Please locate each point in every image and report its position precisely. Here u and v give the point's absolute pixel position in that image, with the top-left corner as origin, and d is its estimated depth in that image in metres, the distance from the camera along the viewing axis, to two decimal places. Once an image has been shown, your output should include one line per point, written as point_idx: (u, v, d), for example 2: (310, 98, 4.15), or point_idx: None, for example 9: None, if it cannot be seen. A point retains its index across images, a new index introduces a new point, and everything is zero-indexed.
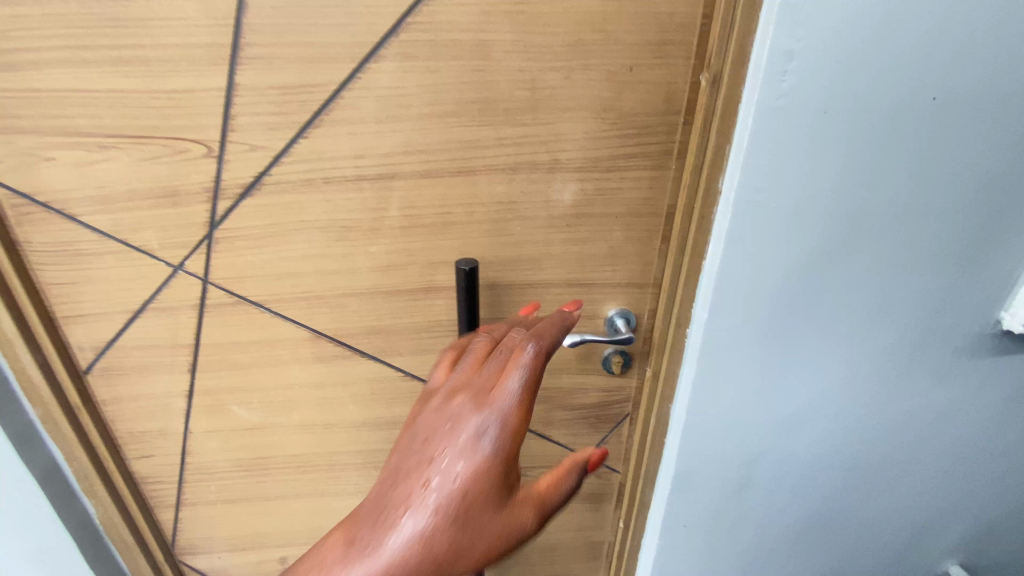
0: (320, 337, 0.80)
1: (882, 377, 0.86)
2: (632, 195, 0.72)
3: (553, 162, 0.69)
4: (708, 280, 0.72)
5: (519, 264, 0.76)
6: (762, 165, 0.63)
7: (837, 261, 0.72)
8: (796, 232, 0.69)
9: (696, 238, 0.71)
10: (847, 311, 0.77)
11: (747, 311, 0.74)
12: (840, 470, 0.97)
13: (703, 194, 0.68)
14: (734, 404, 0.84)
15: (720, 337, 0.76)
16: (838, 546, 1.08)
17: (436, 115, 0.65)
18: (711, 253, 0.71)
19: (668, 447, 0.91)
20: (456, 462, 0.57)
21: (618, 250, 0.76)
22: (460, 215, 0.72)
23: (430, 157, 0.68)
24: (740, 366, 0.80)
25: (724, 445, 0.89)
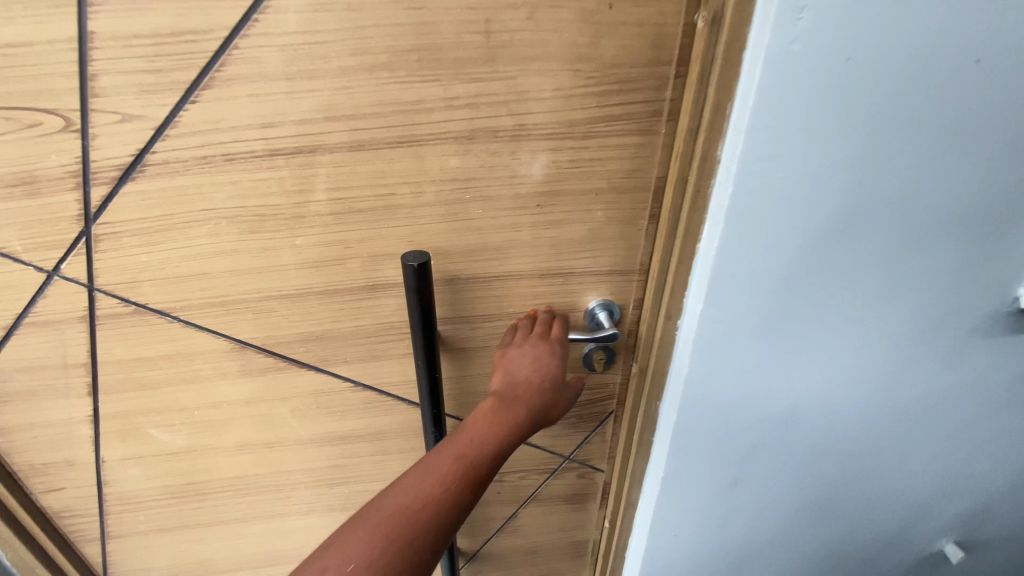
0: (246, 348, 0.67)
1: (887, 364, 0.78)
2: (615, 166, 0.60)
3: (518, 128, 0.56)
4: (702, 267, 0.61)
5: (483, 253, 0.64)
6: (769, 128, 0.52)
7: (847, 242, 0.63)
8: (806, 208, 0.58)
9: (689, 216, 0.60)
10: (854, 296, 0.69)
11: (747, 300, 0.64)
12: (837, 459, 0.90)
13: (700, 164, 0.57)
14: (728, 403, 0.75)
15: (717, 331, 0.66)
16: (829, 530, 1.03)
17: (364, 70, 0.51)
18: (707, 235, 0.60)
19: (656, 448, 0.82)
20: (540, 365, 0.64)
21: (599, 232, 0.65)
22: (405, 198, 0.58)
23: (361, 125, 0.53)
24: (736, 361, 0.71)
25: (716, 444, 0.81)
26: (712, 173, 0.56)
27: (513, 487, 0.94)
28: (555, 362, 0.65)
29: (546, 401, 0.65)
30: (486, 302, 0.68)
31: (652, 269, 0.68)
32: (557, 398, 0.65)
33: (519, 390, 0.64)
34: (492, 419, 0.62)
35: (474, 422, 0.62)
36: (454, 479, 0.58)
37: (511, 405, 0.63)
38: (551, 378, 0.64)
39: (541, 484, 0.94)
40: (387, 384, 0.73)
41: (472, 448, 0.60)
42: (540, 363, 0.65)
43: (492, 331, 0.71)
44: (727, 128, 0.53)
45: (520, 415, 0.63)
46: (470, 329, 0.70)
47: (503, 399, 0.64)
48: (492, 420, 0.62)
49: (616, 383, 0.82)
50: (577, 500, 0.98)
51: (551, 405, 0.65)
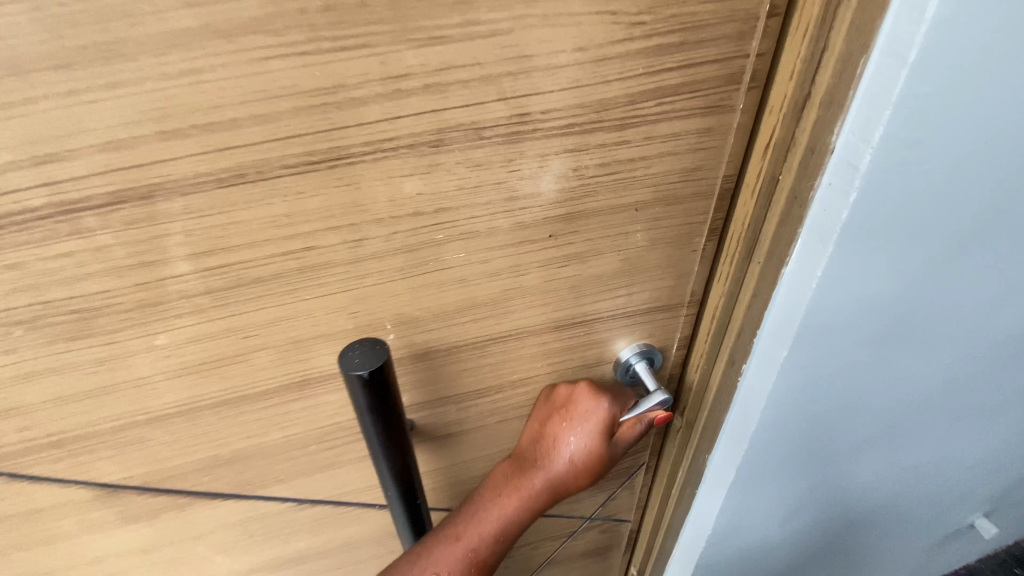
0: (119, 492, 0.43)
1: (1000, 388, 0.58)
2: (663, 167, 0.38)
3: (518, 120, 0.33)
4: (786, 309, 0.40)
5: (470, 312, 0.42)
6: (931, 104, 0.28)
7: (1001, 256, 0.40)
8: (959, 220, 0.35)
9: (776, 233, 0.39)
10: (987, 322, 0.47)
11: (843, 353, 0.43)
12: (916, 490, 0.72)
13: (802, 157, 0.35)
14: (797, 462, 0.56)
15: (794, 394, 0.46)
16: (890, 551, 0.88)
17: (221, 36, 0.26)
18: (798, 262, 0.38)
19: (698, 508, 0.63)
20: (571, 429, 0.47)
21: (637, 262, 0.44)
22: (335, 253, 0.35)
23: (233, 141, 0.29)
24: (817, 421, 0.50)
25: (777, 503, 0.62)
26: (820, 169, 0.34)
27: (524, 557, 0.75)
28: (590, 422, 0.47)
29: (572, 473, 0.48)
30: (479, 374, 0.47)
31: (711, 300, 0.48)
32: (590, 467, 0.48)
33: (541, 456, 0.49)
34: (505, 496, 0.48)
35: (487, 493, 0.48)
36: (457, 566, 0.46)
37: (528, 476, 0.48)
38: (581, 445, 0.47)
39: (558, 546, 0.76)
40: (346, 495, 0.52)
41: (482, 524, 0.47)
42: (574, 411, 0.48)
43: (490, 408, 0.50)
44: (855, 96, 0.30)
45: (542, 480, 0.48)
46: (459, 410, 0.49)
47: (525, 462, 0.49)
48: (504, 494, 0.48)
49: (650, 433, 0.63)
50: (599, 554, 0.82)
51: (580, 475, 0.49)
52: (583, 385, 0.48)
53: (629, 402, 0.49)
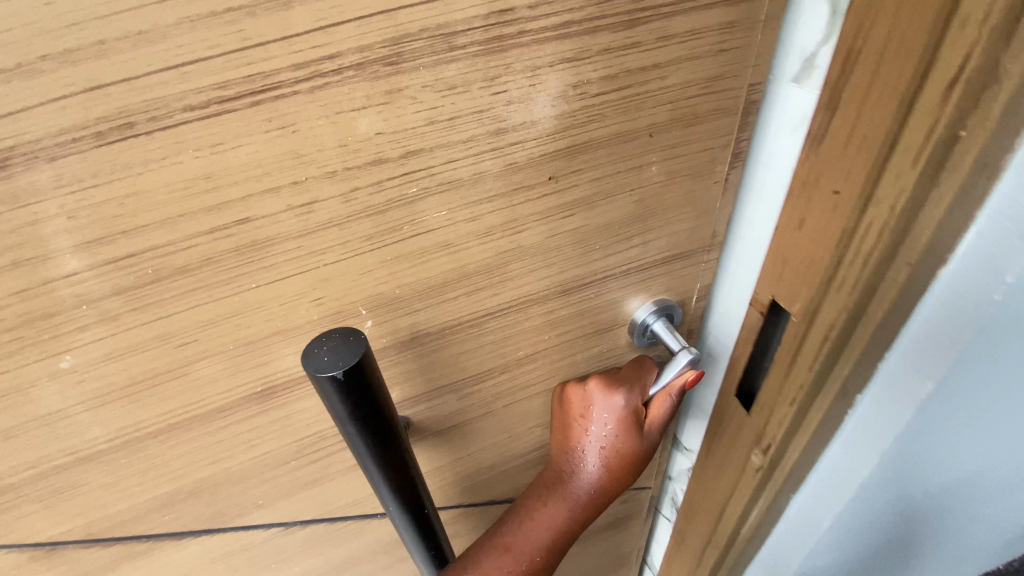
0: (59, 550, 0.36)
1: None
2: (680, 76, 0.31)
3: (499, 18, 0.25)
4: (948, 315, 0.30)
5: (460, 284, 0.34)
6: None
7: None
8: None
9: (943, 223, 0.27)
10: None
11: (999, 376, 0.34)
12: None
13: (1015, 93, 0.23)
14: (908, 506, 0.46)
15: (930, 424, 0.36)
16: None
17: None
18: (973, 261, 0.28)
19: (774, 550, 0.52)
20: (596, 426, 0.43)
21: (652, 202, 0.36)
22: (280, 223, 0.27)
23: (108, 74, 0.21)
24: (946, 454, 0.40)
25: (869, 550, 0.51)
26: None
27: None
28: (614, 415, 0.43)
29: (610, 469, 0.44)
30: (479, 356, 0.40)
31: (819, 316, 0.33)
32: (627, 458, 0.44)
33: (574, 457, 0.45)
34: (545, 501, 0.45)
35: (528, 502, 0.45)
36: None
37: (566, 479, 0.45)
38: (610, 439, 0.43)
39: None
40: (340, 512, 0.45)
41: (528, 533, 0.44)
42: (595, 406, 0.43)
43: (495, 392, 0.43)
44: None
45: (581, 482, 0.44)
46: (460, 400, 0.42)
47: (561, 465, 0.45)
48: (545, 500, 0.45)
49: (716, 457, 0.49)
50: (620, 524, 0.76)
51: (620, 468, 0.45)
52: (593, 380, 0.44)
53: (649, 377, 0.44)
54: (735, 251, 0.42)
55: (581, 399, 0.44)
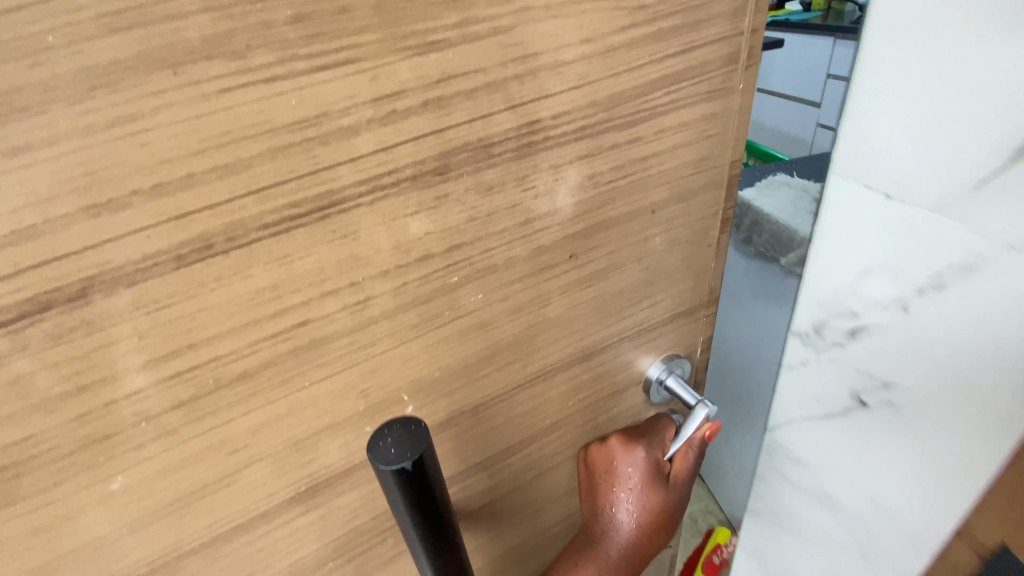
0: None
1: None
2: (674, 161, 0.35)
3: (529, 128, 0.29)
4: None
5: (493, 361, 0.36)
6: None
7: None
8: None
9: None
10: None
11: None
12: None
13: None
14: None
15: None
16: None
17: (162, 65, 0.20)
18: None
19: None
20: (624, 485, 0.44)
21: (658, 269, 0.40)
22: (336, 322, 0.28)
23: (192, 202, 0.22)
24: None
25: None
26: None
27: None
28: (640, 472, 0.44)
29: (642, 528, 0.45)
30: (510, 430, 0.41)
31: None
32: (657, 517, 0.45)
33: (606, 518, 0.45)
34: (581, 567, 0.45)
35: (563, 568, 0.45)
36: None
37: (599, 543, 0.45)
38: (640, 497, 0.44)
39: None
40: None
41: None
42: (621, 466, 0.44)
43: (525, 465, 0.44)
44: None
45: (613, 545, 0.45)
46: (493, 476, 0.42)
47: (592, 528, 0.46)
48: (580, 567, 0.45)
49: None
50: None
51: (651, 527, 0.45)
52: (613, 438, 0.45)
53: (670, 431, 0.46)
54: (937, 418, 0.39)
55: (607, 459, 0.45)
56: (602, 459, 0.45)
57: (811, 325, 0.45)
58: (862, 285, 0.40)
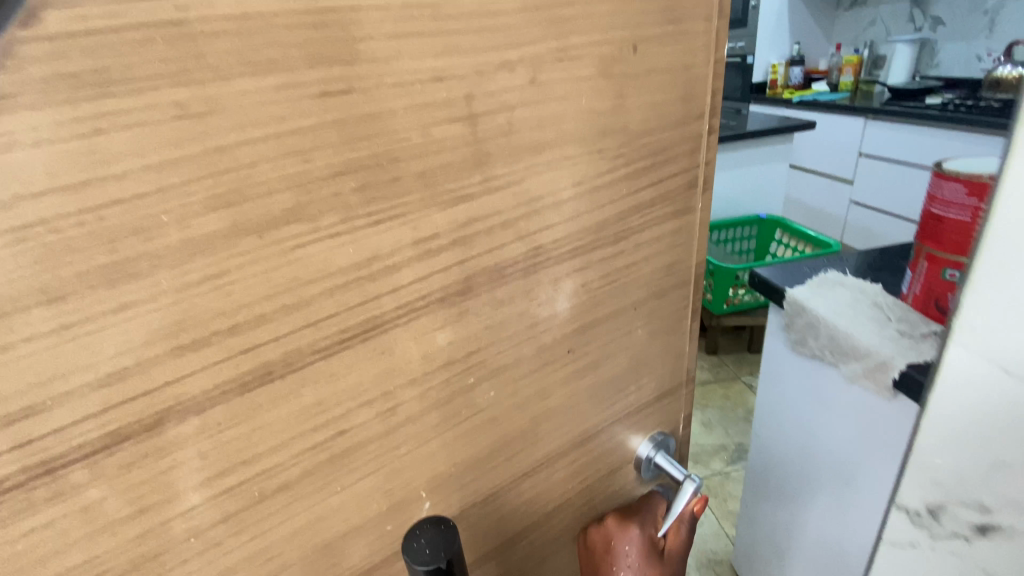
0: None
1: None
2: (651, 268, 0.42)
3: (534, 253, 0.35)
4: None
5: (503, 452, 0.39)
6: None
7: None
8: None
9: None
10: None
11: None
12: None
13: None
14: None
15: None
16: None
17: (250, 231, 0.24)
18: None
19: None
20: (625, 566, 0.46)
21: (643, 358, 0.45)
22: (369, 428, 0.31)
23: (260, 337, 0.26)
24: None
25: None
26: None
27: None
28: (638, 551, 0.47)
29: None
30: (517, 516, 0.43)
31: None
32: None
33: None
34: None
35: None
36: None
37: None
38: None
39: None
40: None
41: None
42: (620, 547, 0.47)
43: (531, 551, 0.45)
44: None
45: None
46: (501, 564, 0.44)
47: None
48: None
49: None
50: None
51: None
52: (611, 517, 0.48)
53: (660, 507, 0.50)
54: None
55: (606, 541, 0.47)
56: (602, 541, 0.47)
57: (925, 506, 0.48)
58: (990, 482, 0.43)
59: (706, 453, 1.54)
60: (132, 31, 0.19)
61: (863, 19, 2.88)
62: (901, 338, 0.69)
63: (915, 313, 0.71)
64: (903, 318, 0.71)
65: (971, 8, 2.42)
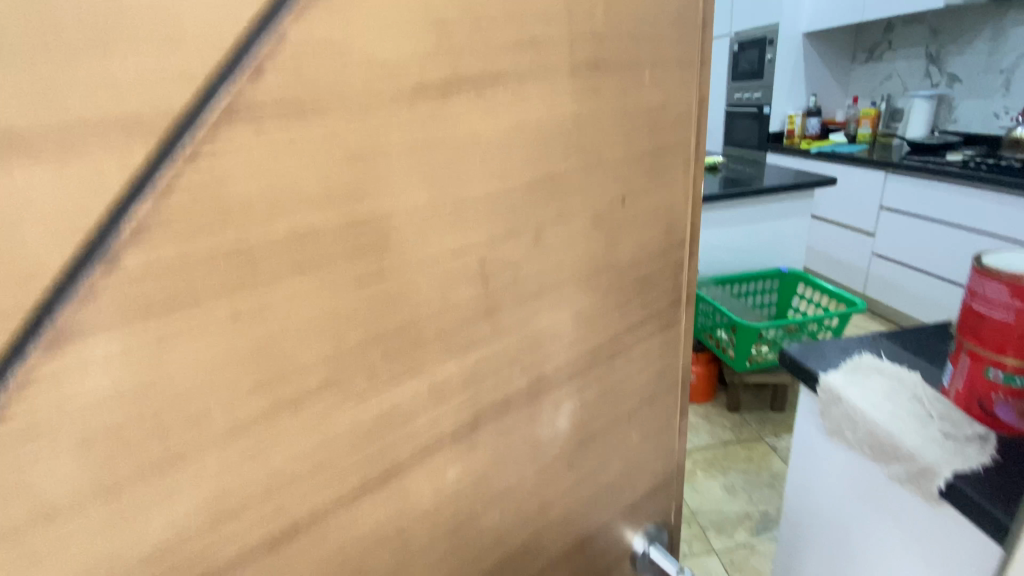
0: None
1: None
2: (639, 377, 0.47)
3: (536, 383, 0.38)
4: None
5: (507, 568, 0.41)
6: None
7: None
8: None
9: None
10: None
11: None
12: None
13: None
14: None
15: None
16: None
17: (288, 406, 0.26)
18: None
19: None
20: None
21: (635, 457, 0.49)
22: (384, 565, 0.33)
23: (290, 497, 0.28)
24: None
25: None
26: None
27: None
28: None
29: None
30: None
31: None
32: None
33: None
34: None
35: None
36: None
37: None
38: None
39: None
40: None
41: None
42: None
43: None
44: None
45: None
46: None
47: None
48: None
49: None
50: None
51: None
52: None
53: None
54: None
55: None
56: None
57: None
58: None
59: (730, 523, 1.61)
60: (202, 258, 0.22)
61: (875, 74, 3.13)
62: (945, 439, 0.65)
63: (954, 413, 0.67)
64: (944, 416, 0.67)
65: (986, 68, 2.55)
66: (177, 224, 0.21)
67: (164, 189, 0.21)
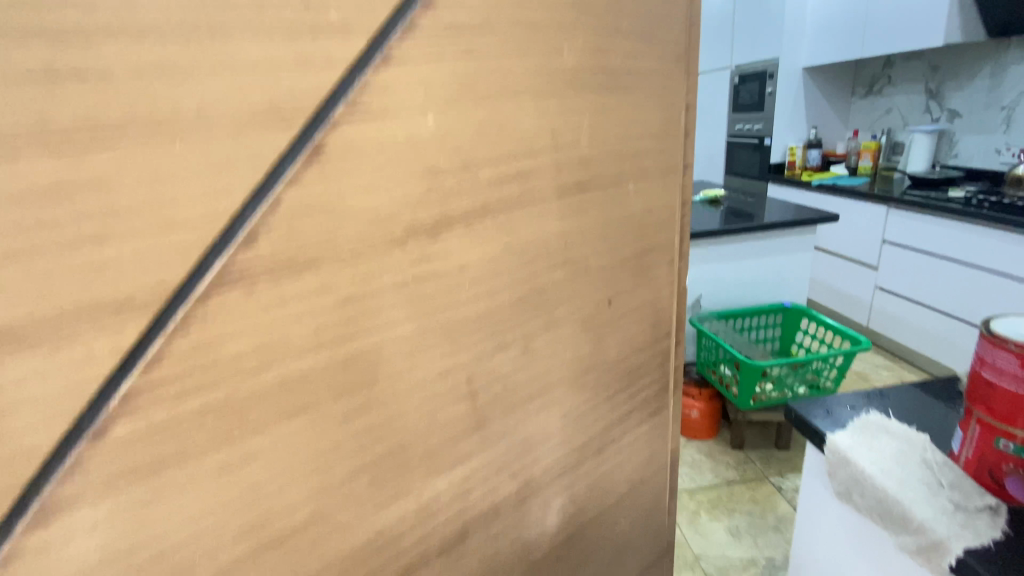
0: None
1: None
2: (629, 465, 0.47)
3: (525, 485, 0.38)
4: None
5: None
6: None
7: None
8: None
9: None
10: None
11: None
12: None
13: None
14: None
15: None
16: None
17: (272, 544, 0.27)
18: None
19: None
20: None
21: (625, 543, 0.49)
22: None
23: None
24: None
25: None
26: None
27: None
28: None
29: None
30: None
31: None
32: None
33: None
34: None
35: None
36: None
37: None
38: None
39: None
40: None
41: None
42: None
43: None
44: None
45: None
46: None
47: None
48: None
49: None
50: None
51: None
52: None
53: None
54: None
55: None
56: None
57: None
58: None
59: (735, 569, 1.56)
60: (190, 417, 0.23)
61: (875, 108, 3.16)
62: (955, 510, 0.58)
63: (966, 483, 0.60)
64: (955, 484, 0.60)
65: (987, 105, 2.57)
66: (167, 389, 0.22)
67: (152, 360, 0.21)
